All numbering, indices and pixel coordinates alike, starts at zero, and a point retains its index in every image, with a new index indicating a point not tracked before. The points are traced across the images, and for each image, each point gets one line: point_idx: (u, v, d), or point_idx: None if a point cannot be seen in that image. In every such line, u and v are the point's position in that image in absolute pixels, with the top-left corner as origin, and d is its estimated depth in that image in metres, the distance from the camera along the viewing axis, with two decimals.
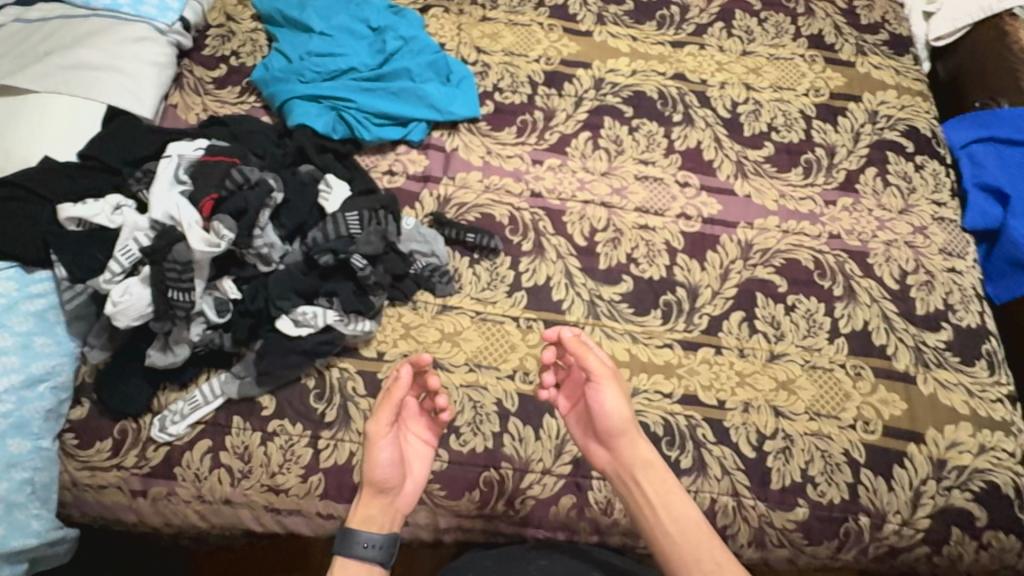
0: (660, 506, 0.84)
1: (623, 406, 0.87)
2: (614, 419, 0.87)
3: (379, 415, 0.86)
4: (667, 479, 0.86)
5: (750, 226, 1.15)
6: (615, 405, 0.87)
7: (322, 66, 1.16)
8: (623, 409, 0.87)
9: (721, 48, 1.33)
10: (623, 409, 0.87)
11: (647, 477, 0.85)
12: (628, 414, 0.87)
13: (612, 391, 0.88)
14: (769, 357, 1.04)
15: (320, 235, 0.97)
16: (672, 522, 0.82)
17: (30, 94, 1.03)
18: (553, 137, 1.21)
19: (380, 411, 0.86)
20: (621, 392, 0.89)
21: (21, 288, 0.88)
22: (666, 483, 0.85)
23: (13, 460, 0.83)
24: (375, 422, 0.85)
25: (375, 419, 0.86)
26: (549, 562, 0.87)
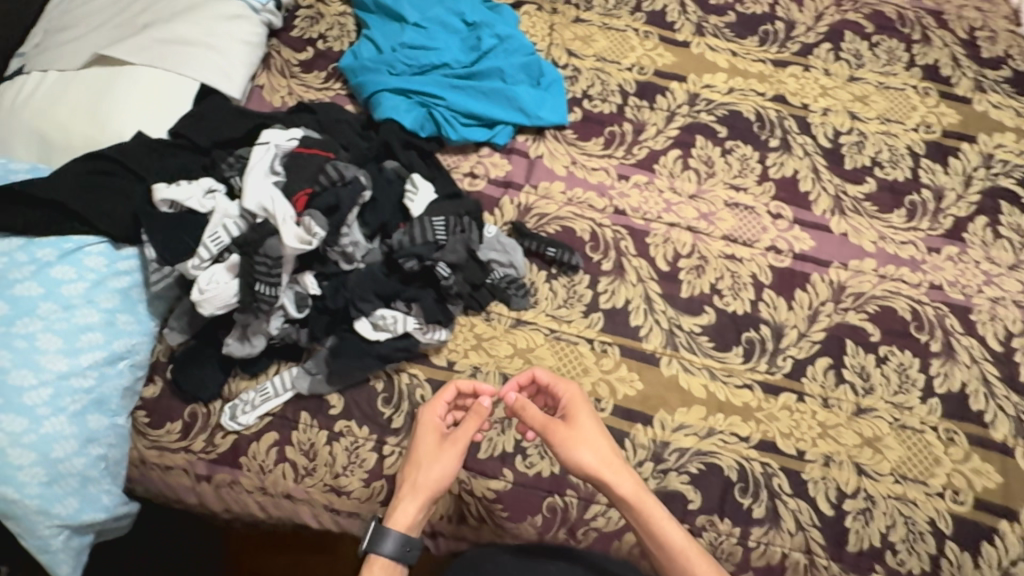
0: (654, 546, 0.79)
1: (579, 454, 0.81)
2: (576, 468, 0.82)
3: (471, 426, 0.86)
4: (652, 516, 0.79)
5: (844, 267, 1.08)
6: (573, 454, 0.82)
7: (414, 59, 1.13)
8: (579, 457, 0.81)
9: (827, 72, 1.25)
10: (581, 458, 0.81)
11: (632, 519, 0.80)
12: (588, 459, 0.81)
13: (562, 442, 0.83)
14: (855, 410, 0.98)
15: (404, 239, 0.94)
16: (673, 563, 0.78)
17: (125, 66, 1.02)
18: (641, 153, 1.16)
19: (471, 423, 0.86)
20: (576, 438, 0.83)
21: (109, 264, 0.87)
22: (650, 522, 0.79)
23: (91, 436, 0.83)
24: (464, 432, 0.85)
25: (465, 428, 0.86)
26: (568, 564, 0.86)
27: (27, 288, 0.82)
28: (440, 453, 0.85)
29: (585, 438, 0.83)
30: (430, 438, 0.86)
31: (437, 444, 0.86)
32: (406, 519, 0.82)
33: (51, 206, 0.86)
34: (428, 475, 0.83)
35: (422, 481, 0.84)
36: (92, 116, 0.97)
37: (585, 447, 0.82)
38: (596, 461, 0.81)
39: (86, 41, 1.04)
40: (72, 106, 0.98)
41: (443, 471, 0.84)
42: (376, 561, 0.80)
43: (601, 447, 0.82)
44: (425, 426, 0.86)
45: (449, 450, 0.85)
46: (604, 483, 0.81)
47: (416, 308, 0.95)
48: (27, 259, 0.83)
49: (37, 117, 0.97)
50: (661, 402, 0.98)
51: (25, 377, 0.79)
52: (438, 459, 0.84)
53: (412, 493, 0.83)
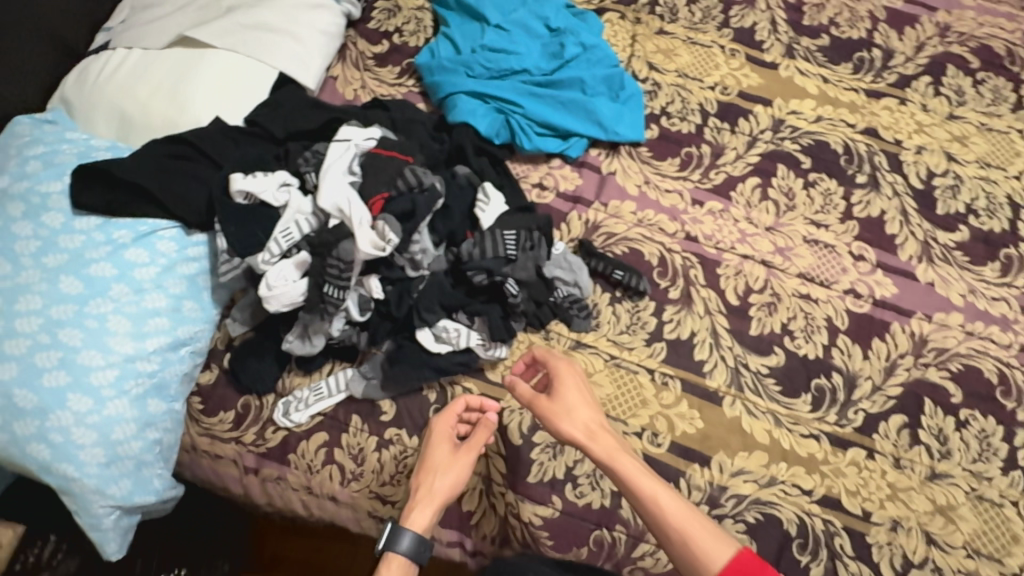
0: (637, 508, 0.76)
1: (563, 424, 0.81)
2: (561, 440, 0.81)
3: (483, 436, 0.87)
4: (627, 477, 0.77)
5: (927, 319, 1.02)
6: (555, 426, 0.81)
7: (493, 62, 1.10)
8: (561, 427, 0.81)
9: (924, 107, 1.17)
10: (564, 428, 0.81)
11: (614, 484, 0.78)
12: (571, 430, 0.80)
13: (544, 414, 0.83)
14: (929, 475, 0.92)
15: (474, 249, 0.91)
16: (659, 524, 0.75)
17: (207, 49, 1.01)
18: (718, 178, 1.11)
19: (483, 432, 0.87)
20: (557, 409, 0.82)
21: (179, 250, 0.87)
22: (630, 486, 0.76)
23: (150, 420, 0.83)
24: (477, 439, 0.87)
25: (478, 436, 0.87)
26: None
27: (101, 268, 0.82)
28: (453, 460, 0.85)
29: (566, 409, 0.82)
30: (445, 447, 0.86)
31: (447, 450, 0.86)
32: (423, 522, 0.81)
33: (130, 187, 0.86)
34: (443, 482, 0.83)
35: (438, 487, 0.83)
36: (172, 97, 0.97)
37: (565, 417, 0.82)
38: (575, 430, 0.80)
39: (171, 21, 1.04)
40: (154, 86, 0.98)
41: (458, 477, 0.84)
42: (393, 559, 0.79)
43: (581, 418, 0.82)
44: (438, 434, 0.86)
45: (464, 457, 0.85)
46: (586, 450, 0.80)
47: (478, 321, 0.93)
48: (103, 239, 0.83)
49: (119, 95, 0.97)
50: (722, 444, 0.93)
51: (92, 357, 0.79)
52: (453, 466, 0.85)
53: (429, 498, 0.83)
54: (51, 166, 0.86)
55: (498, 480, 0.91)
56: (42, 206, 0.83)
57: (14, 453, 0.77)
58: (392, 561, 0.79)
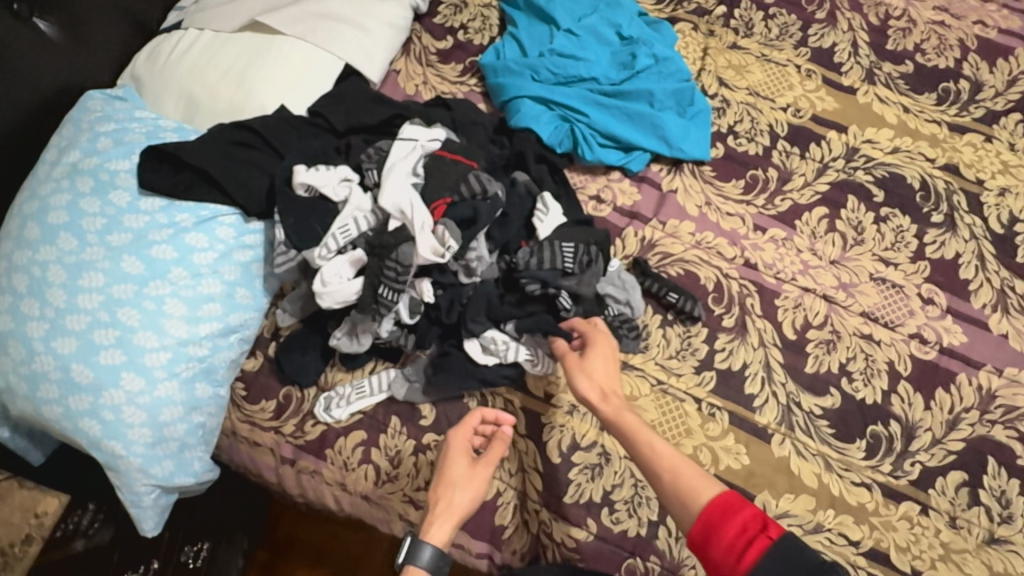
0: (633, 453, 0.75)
1: (575, 380, 0.82)
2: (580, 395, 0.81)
3: (500, 450, 0.82)
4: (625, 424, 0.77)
5: (997, 373, 0.96)
6: (576, 380, 0.82)
7: (561, 68, 1.08)
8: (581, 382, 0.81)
9: (1012, 146, 1.11)
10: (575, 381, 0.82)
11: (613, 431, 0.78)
12: (582, 386, 0.81)
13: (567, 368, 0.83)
14: (986, 538, 0.88)
15: (530, 258, 0.90)
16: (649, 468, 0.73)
17: (276, 36, 1.01)
18: (783, 205, 1.06)
19: (500, 445, 0.82)
20: (578, 366, 0.83)
21: (237, 237, 0.87)
22: (630, 435, 0.76)
23: (196, 404, 0.83)
24: (494, 452, 0.82)
25: (495, 450, 0.82)
26: None
27: (162, 250, 0.82)
28: (471, 475, 0.80)
29: (586, 367, 0.83)
30: (463, 460, 0.81)
31: (465, 466, 0.81)
32: (442, 536, 0.77)
33: (195, 171, 0.87)
34: (460, 498, 0.79)
35: (457, 502, 0.79)
36: (240, 82, 0.97)
37: (582, 370, 0.82)
38: (587, 387, 0.80)
39: (243, 5, 1.05)
40: (223, 69, 0.98)
41: (477, 490, 0.79)
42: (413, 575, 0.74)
43: (595, 378, 0.81)
44: (455, 447, 0.81)
45: (482, 471, 0.81)
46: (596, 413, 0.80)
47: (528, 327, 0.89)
48: (166, 222, 0.84)
49: (188, 76, 0.97)
50: (767, 483, 0.90)
51: (148, 339, 0.80)
52: (472, 480, 0.80)
53: (447, 513, 0.78)
54: (120, 144, 0.87)
55: (533, 497, 0.89)
56: (110, 184, 0.84)
57: (68, 427, 0.78)
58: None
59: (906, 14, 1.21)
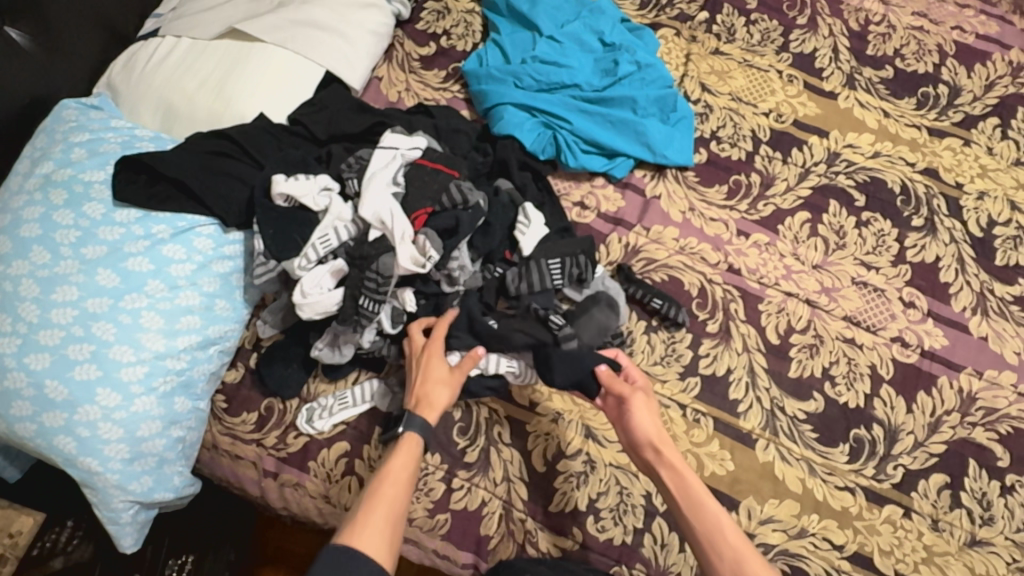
0: (692, 518, 0.77)
1: (639, 419, 0.83)
2: (643, 437, 0.82)
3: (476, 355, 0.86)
4: (694, 490, 0.78)
5: (978, 375, 0.97)
6: (643, 423, 0.82)
7: (544, 75, 1.08)
8: (648, 427, 0.82)
9: (990, 150, 1.12)
10: (639, 419, 0.83)
11: (675, 487, 0.79)
12: (647, 427, 0.82)
13: (634, 409, 0.83)
14: (968, 541, 0.88)
15: (521, 283, 0.91)
16: (708, 536, 0.76)
17: (255, 43, 1.00)
18: (766, 210, 1.07)
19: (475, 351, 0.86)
20: (647, 411, 0.84)
21: (215, 248, 0.86)
22: (698, 499, 0.78)
23: (174, 418, 0.82)
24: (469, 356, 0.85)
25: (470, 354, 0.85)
26: None
27: (137, 262, 0.81)
28: (452, 375, 0.83)
29: (651, 414, 0.84)
30: (442, 361, 0.84)
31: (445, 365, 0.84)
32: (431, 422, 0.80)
33: (172, 182, 0.86)
34: (444, 391, 0.82)
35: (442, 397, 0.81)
36: (219, 91, 0.96)
37: (648, 413, 0.83)
38: (654, 434, 0.82)
39: (221, 12, 1.03)
40: (201, 78, 0.97)
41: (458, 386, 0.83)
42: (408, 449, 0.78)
43: (657, 424, 0.83)
44: (434, 349, 0.83)
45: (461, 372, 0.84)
46: (657, 460, 0.81)
47: (560, 378, 0.86)
48: (142, 234, 0.83)
49: (165, 85, 0.96)
50: (752, 489, 0.90)
51: (123, 353, 0.79)
52: (453, 379, 0.83)
53: (432, 405, 0.80)
54: (95, 155, 0.86)
55: (519, 506, 0.88)
56: (84, 195, 0.83)
57: (42, 444, 0.77)
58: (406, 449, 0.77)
59: (886, 20, 1.22)
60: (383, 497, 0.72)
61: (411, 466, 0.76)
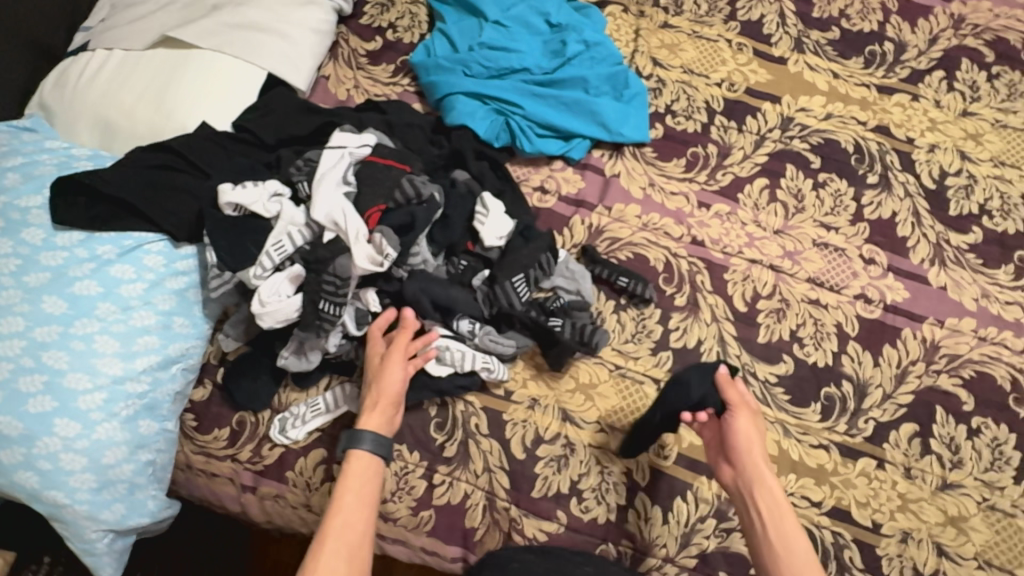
0: (777, 543, 0.79)
1: (747, 435, 0.85)
2: (748, 452, 0.84)
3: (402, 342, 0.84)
4: (785, 519, 0.80)
5: (939, 325, 0.99)
6: (751, 438, 0.84)
7: (492, 61, 1.06)
8: (755, 443, 0.84)
9: (938, 103, 1.14)
10: (744, 433, 0.85)
11: (766, 509, 0.81)
12: (752, 442, 0.84)
13: (742, 423, 0.85)
14: (940, 485, 0.91)
15: (488, 307, 0.92)
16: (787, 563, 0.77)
17: (191, 50, 0.97)
18: (725, 179, 1.07)
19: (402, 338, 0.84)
20: (752, 426, 0.85)
21: (167, 265, 0.84)
22: (784, 526, 0.80)
23: (141, 442, 0.80)
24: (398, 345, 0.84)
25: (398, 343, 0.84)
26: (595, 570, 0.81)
27: (85, 286, 0.79)
28: (383, 367, 0.83)
29: (757, 429, 0.86)
30: (373, 360, 0.84)
31: (380, 360, 0.84)
32: (372, 422, 0.81)
33: (115, 202, 0.84)
34: (375, 390, 0.82)
35: (376, 395, 0.82)
36: (157, 102, 0.93)
37: (754, 431, 0.85)
38: (758, 451, 0.84)
39: (153, 21, 1.00)
40: (137, 91, 0.94)
41: (393, 376, 0.82)
42: (353, 458, 0.79)
43: (759, 442, 0.85)
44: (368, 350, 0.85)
45: (392, 361, 0.83)
46: (753, 477, 0.82)
47: (694, 391, 0.88)
48: (87, 256, 0.80)
49: (100, 101, 0.93)
50: None
51: (79, 380, 0.77)
52: (383, 373, 0.83)
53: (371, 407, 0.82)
54: (30, 179, 0.83)
55: (501, 495, 0.88)
56: (22, 222, 0.80)
57: (2, 481, 0.75)
58: (352, 460, 0.79)
59: None
60: (331, 528, 0.74)
61: (354, 484, 0.77)
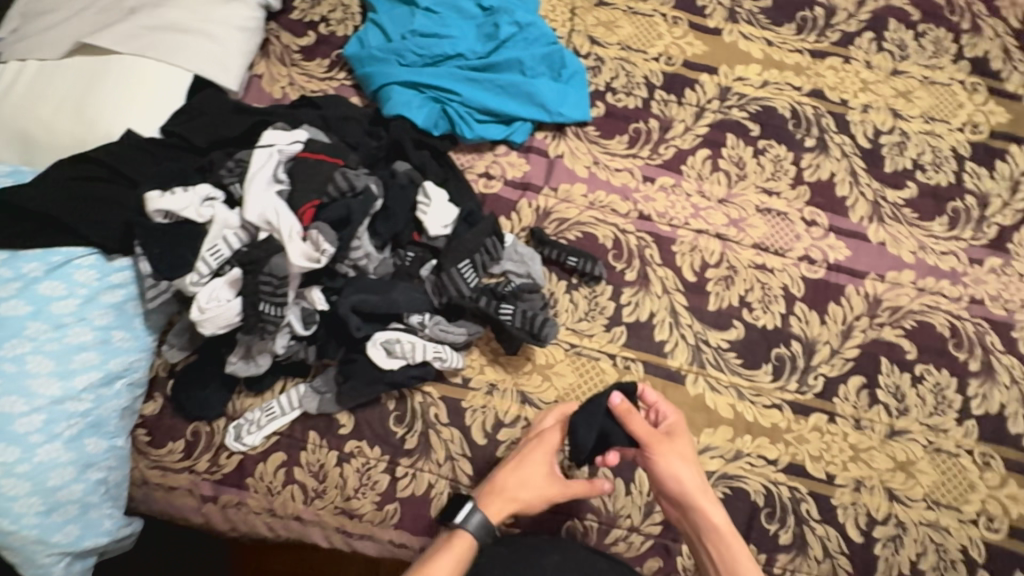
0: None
1: (673, 471, 0.82)
2: (679, 486, 0.82)
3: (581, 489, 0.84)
4: (737, 557, 0.80)
5: (880, 279, 1.02)
6: (679, 473, 0.82)
7: (425, 49, 1.05)
8: (686, 476, 0.82)
9: (868, 64, 1.16)
10: (666, 469, 0.83)
11: (716, 550, 0.81)
12: (682, 477, 0.82)
13: (663, 459, 0.83)
14: (888, 433, 0.94)
15: (437, 297, 0.92)
16: None
17: (110, 56, 0.94)
18: (668, 153, 1.08)
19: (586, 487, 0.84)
20: (675, 456, 0.83)
21: (100, 278, 0.82)
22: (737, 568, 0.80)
23: (89, 461, 0.78)
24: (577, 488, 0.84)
25: (579, 487, 0.84)
26: (563, 558, 0.80)
27: (12, 306, 0.76)
28: (546, 485, 0.83)
29: (682, 460, 0.83)
30: (543, 466, 0.84)
31: (545, 472, 0.84)
32: (496, 512, 0.81)
33: (39, 218, 0.81)
34: (522, 490, 0.82)
35: (521, 497, 0.82)
36: (78, 113, 0.90)
37: (679, 465, 0.83)
38: (691, 482, 0.82)
39: (68, 27, 0.96)
40: (56, 101, 0.90)
41: (542, 499, 0.83)
42: (459, 537, 0.79)
43: (688, 473, 0.83)
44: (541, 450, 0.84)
45: (556, 488, 0.84)
46: (694, 513, 0.82)
47: (583, 441, 0.82)
48: (12, 275, 0.78)
49: (16, 114, 0.89)
50: (687, 423, 0.93)
51: (14, 404, 0.74)
52: (544, 489, 0.83)
53: (501, 496, 0.82)
54: None
55: (465, 482, 0.89)
56: None
57: None
58: (457, 540, 0.79)
59: None
60: None
61: (452, 567, 0.76)
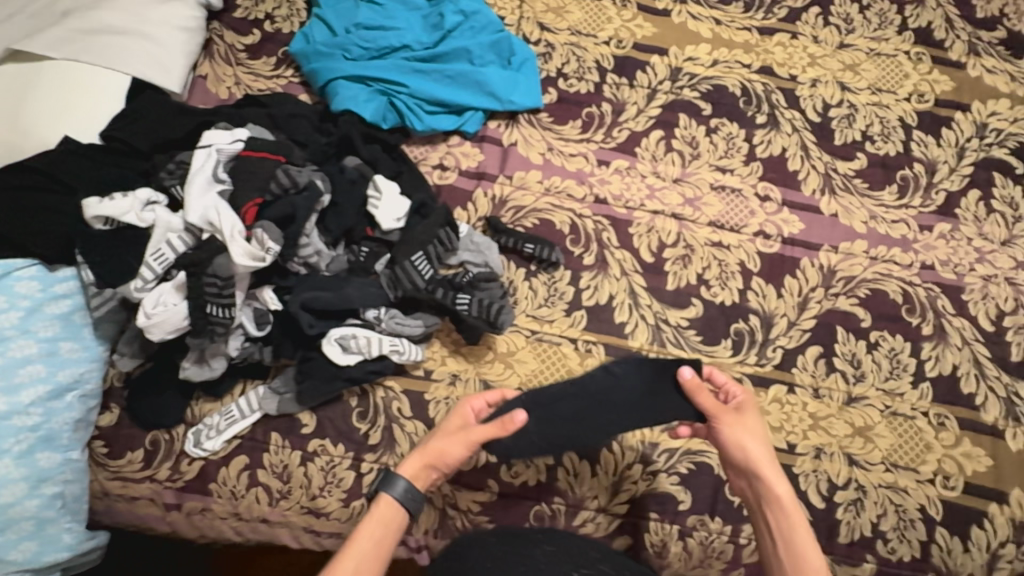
0: (786, 562, 0.76)
1: (738, 440, 0.83)
2: (742, 455, 0.82)
3: (489, 433, 0.81)
4: (796, 533, 0.78)
5: (834, 250, 1.04)
6: (743, 443, 0.82)
7: (371, 41, 1.05)
8: (747, 445, 0.82)
9: (816, 39, 1.18)
10: (730, 438, 0.83)
11: (775, 521, 0.79)
12: (746, 447, 0.82)
13: (728, 428, 0.83)
14: (846, 400, 0.96)
15: (392, 291, 0.91)
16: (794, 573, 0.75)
17: (43, 62, 0.92)
18: (621, 136, 1.09)
19: (493, 430, 0.81)
20: (745, 429, 0.83)
21: (44, 290, 0.81)
22: (794, 541, 0.77)
23: (42, 475, 0.77)
24: (485, 432, 0.81)
25: (486, 431, 0.81)
26: (555, 548, 0.77)
27: None
28: (457, 432, 0.82)
29: (750, 432, 0.83)
30: (457, 420, 0.83)
31: (458, 424, 0.83)
32: (412, 469, 0.81)
33: None
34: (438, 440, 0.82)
35: (433, 446, 0.82)
36: (13, 122, 0.88)
37: (745, 436, 0.83)
38: (756, 453, 0.82)
39: None
40: None
41: (456, 447, 0.81)
42: (383, 500, 0.78)
43: (754, 444, 0.82)
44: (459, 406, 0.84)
45: (466, 437, 0.81)
46: (755, 481, 0.81)
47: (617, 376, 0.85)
48: None
49: None
50: None
51: None
52: (454, 438, 0.82)
53: (420, 452, 0.82)
54: None
55: None
56: None
57: None
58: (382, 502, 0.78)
59: None
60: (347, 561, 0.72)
61: (378, 528, 0.76)
